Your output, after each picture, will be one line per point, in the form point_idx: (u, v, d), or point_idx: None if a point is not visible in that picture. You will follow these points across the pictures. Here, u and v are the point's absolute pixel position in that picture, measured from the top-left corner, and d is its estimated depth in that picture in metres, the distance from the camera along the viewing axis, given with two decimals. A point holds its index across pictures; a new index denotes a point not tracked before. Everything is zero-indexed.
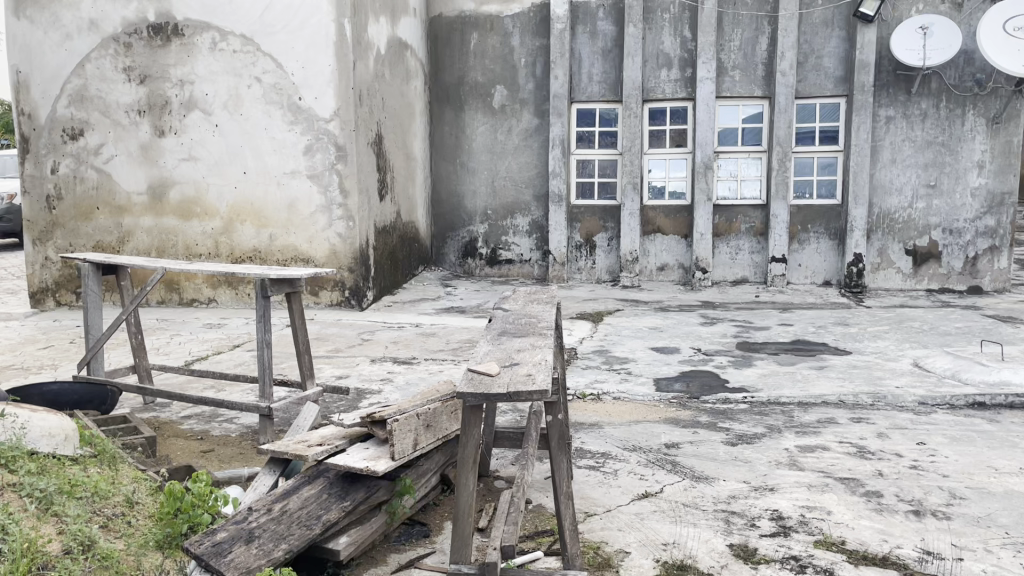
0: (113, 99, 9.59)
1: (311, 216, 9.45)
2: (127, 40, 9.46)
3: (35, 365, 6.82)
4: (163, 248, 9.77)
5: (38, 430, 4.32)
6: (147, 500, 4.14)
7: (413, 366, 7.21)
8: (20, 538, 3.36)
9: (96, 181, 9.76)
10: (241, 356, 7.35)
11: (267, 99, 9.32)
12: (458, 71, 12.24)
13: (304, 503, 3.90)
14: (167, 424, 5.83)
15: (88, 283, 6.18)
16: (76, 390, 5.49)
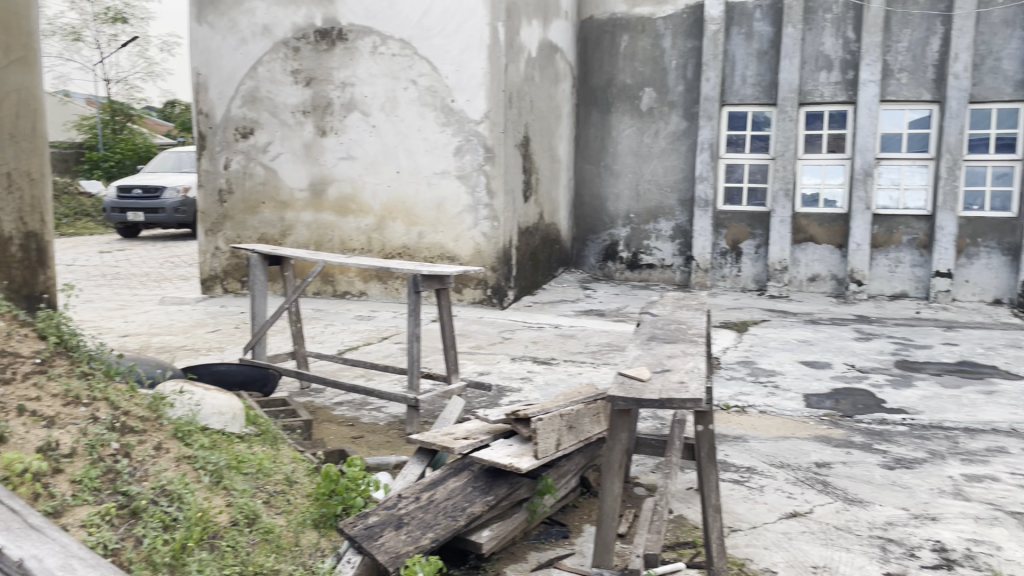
0: (281, 100, 10.16)
1: (458, 215, 9.69)
2: (296, 44, 10.02)
3: (204, 347, 7.34)
4: (320, 241, 10.28)
5: (210, 408, 4.64)
6: (306, 480, 4.38)
7: (553, 366, 7.26)
8: (195, 506, 3.62)
9: (264, 177, 10.37)
10: (389, 348, 7.63)
11: (422, 101, 9.63)
12: (607, 73, 12.20)
13: (450, 494, 4.02)
14: (321, 409, 6.14)
15: (255, 272, 6.59)
16: (242, 371, 5.87)
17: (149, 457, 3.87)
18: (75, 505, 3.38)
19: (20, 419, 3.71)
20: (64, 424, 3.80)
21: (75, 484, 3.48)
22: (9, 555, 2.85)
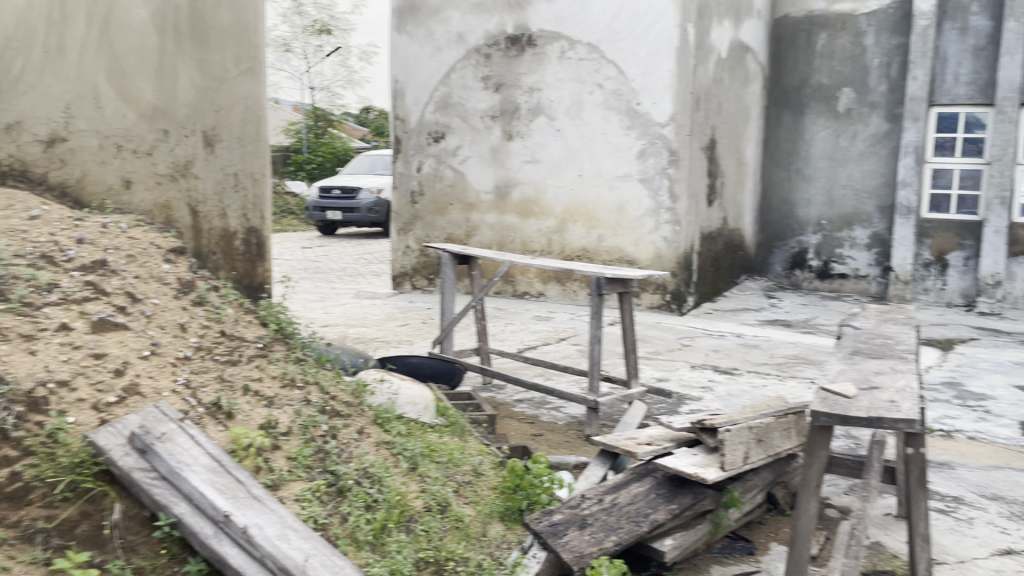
0: (472, 106, 10.52)
1: (640, 219, 9.63)
2: (487, 51, 10.34)
3: (395, 339, 7.75)
4: (503, 243, 10.55)
5: (405, 397, 4.91)
6: (492, 472, 4.52)
7: (736, 376, 7.04)
8: (394, 490, 3.84)
9: (452, 180, 10.78)
10: (568, 349, 7.71)
11: (607, 104, 9.66)
12: (801, 73, 11.69)
13: (634, 499, 4.00)
14: (502, 405, 6.31)
15: (445, 270, 6.87)
16: (430, 364, 6.15)
17: (352, 440, 4.15)
18: (291, 480, 3.67)
19: (246, 397, 4.08)
20: (281, 405, 4.14)
21: (290, 461, 3.79)
22: (236, 521, 3.14)
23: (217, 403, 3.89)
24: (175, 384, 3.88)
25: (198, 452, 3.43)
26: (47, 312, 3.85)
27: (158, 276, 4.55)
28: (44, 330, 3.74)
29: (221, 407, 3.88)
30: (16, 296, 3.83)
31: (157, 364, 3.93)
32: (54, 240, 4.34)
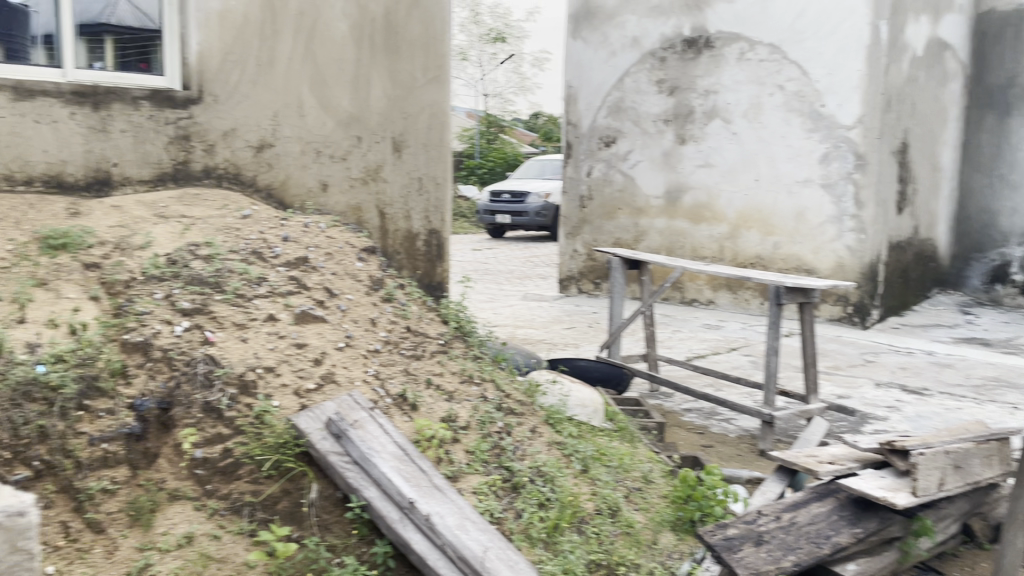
0: (645, 109, 10.42)
1: (821, 226, 9.22)
2: (663, 54, 10.21)
3: (562, 342, 7.82)
4: (672, 248, 10.39)
5: (576, 400, 4.94)
6: (662, 481, 4.47)
7: (926, 397, 6.56)
8: (566, 490, 3.89)
9: (622, 184, 10.71)
10: (740, 359, 7.48)
11: (788, 107, 9.32)
12: (1009, 70, 10.74)
13: (814, 519, 3.83)
14: (670, 413, 6.21)
15: (615, 275, 6.86)
16: (598, 368, 6.15)
17: (526, 438, 4.25)
18: (469, 473, 3.80)
19: (428, 390, 4.28)
20: (460, 400, 4.32)
21: (469, 454, 3.92)
22: (420, 508, 3.30)
23: (403, 395, 4.10)
24: (366, 374, 4.13)
25: (386, 440, 3.63)
26: (257, 303, 4.20)
27: (352, 273, 4.86)
28: (254, 320, 4.09)
29: (406, 399, 4.10)
30: (232, 287, 4.22)
31: (350, 355, 4.20)
32: (263, 237, 4.74)
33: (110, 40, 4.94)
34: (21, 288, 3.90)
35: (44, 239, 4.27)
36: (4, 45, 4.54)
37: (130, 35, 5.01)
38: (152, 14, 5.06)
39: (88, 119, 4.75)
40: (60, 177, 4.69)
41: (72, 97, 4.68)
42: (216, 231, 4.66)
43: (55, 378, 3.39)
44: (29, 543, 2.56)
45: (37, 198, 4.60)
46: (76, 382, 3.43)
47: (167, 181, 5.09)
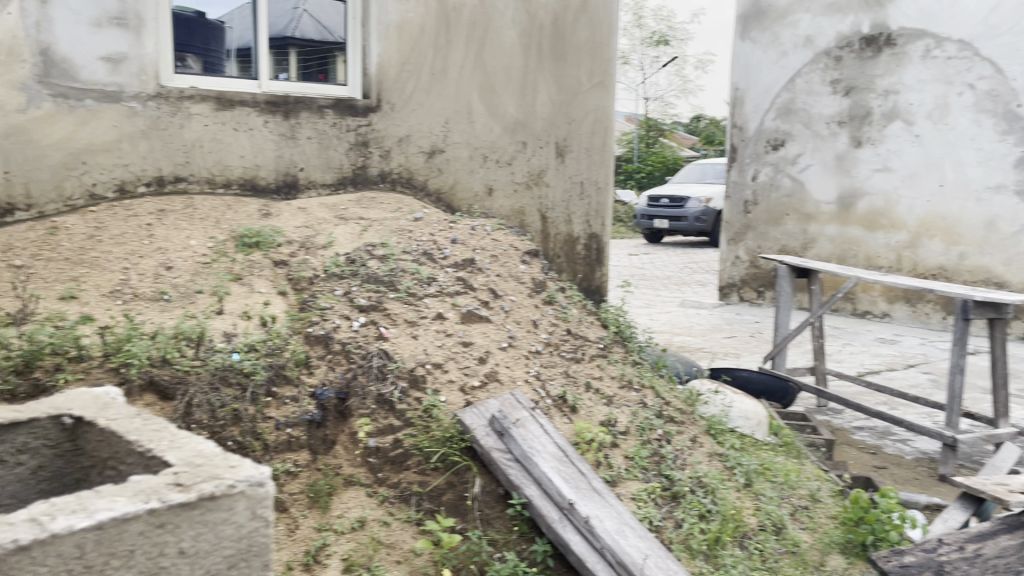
0: (817, 111, 9.94)
1: (1013, 237, 8.66)
2: (838, 53, 9.72)
3: (722, 351, 7.63)
4: (844, 257, 9.90)
5: (738, 411, 4.80)
6: (830, 501, 4.26)
7: None
8: (728, 504, 3.80)
9: (790, 189, 10.26)
10: (917, 377, 7.00)
11: (979, 107, 8.73)
12: None
13: (1004, 552, 3.51)
14: (838, 430, 5.91)
15: (781, 284, 6.61)
16: (761, 381, 5.94)
17: (687, 447, 4.19)
18: (628, 478, 3.79)
19: (589, 394, 4.31)
20: (620, 404, 4.32)
21: (628, 460, 3.91)
22: (579, 510, 3.34)
23: (563, 397, 4.14)
24: (528, 374, 4.20)
25: (547, 440, 3.69)
26: (427, 302, 4.38)
27: (516, 275, 4.97)
28: (424, 318, 4.27)
29: (566, 401, 4.14)
30: (404, 286, 4.42)
31: (513, 355, 4.29)
32: (433, 239, 4.94)
33: (293, 53, 5.30)
34: (220, 282, 4.27)
35: (239, 238, 4.66)
36: (204, 59, 4.98)
37: (311, 48, 5.36)
38: (332, 28, 5.40)
39: (280, 127, 5.11)
40: (253, 181, 5.08)
41: (266, 106, 5.05)
42: (391, 232, 4.93)
43: (248, 365, 3.66)
44: (267, 510, 2.24)
45: (234, 199, 5.01)
46: (266, 370, 3.71)
47: (347, 185, 5.42)
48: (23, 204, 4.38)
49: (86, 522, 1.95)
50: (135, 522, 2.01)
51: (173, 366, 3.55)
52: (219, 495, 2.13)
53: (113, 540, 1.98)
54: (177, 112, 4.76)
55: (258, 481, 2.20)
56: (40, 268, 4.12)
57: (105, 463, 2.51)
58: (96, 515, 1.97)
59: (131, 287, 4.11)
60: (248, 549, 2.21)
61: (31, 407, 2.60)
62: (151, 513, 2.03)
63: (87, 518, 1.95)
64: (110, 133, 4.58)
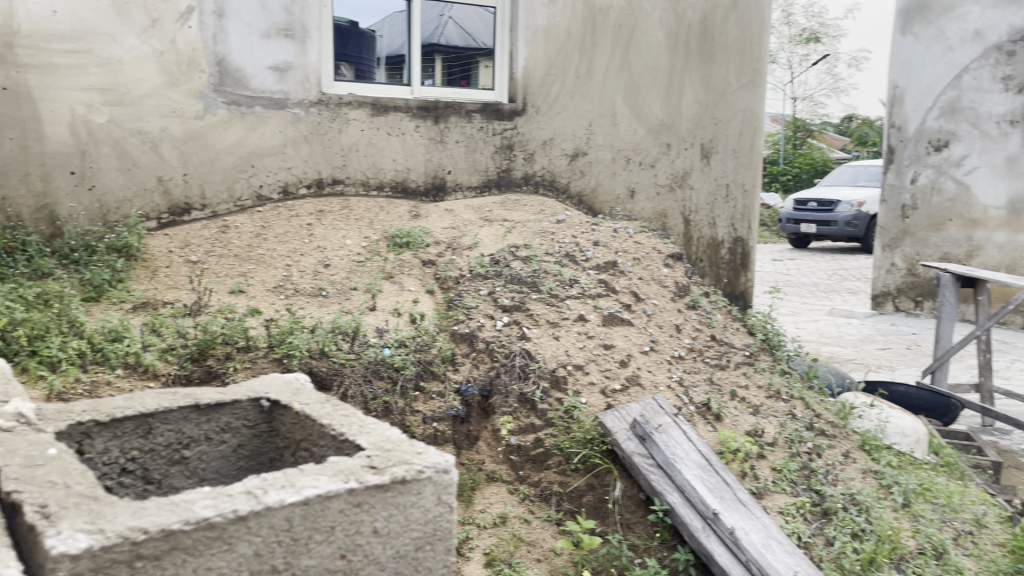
0: (986, 109, 9.27)
1: None
2: (1012, 47, 9.04)
3: (874, 363, 7.24)
4: (1015, 266, 9.27)
5: (895, 427, 4.53)
6: (998, 527, 3.95)
7: None
8: (883, 523, 3.60)
9: (954, 193, 9.60)
10: None
11: None
12: None
13: None
14: (1007, 452, 5.48)
15: (944, 294, 6.20)
16: (920, 396, 5.58)
17: (838, 462, 4.01)
18: (775, 491, 3.66)
19: (734, 402, 4.20)
20: (767, 414, 4.19)
21: (775, 472, 3.78)
22: (724, 521, 3.26)
23: (708, 404, 4.05)
24: (670, 380, 4.14)
25: (690, 447, 3.61)
26: (569, 304, 4.39)
27: (659, 278, 4.90)
28: (566, 319, 4.28)
29: (711, 408, 4.05)
30: (547, 287, 4.45)
31: (656, 359, 4.23)
32: (576, 241, 4.96)
33: (439, 59, 5.40)
34: (372, 280, 4.46)
35: (391, 238, 4.85)
36: (356, 67, 5.19)
37: (455, 54, 5.45)
38: (476, 34, 5.51)
39: (430, 131, 5.27)
40: (404, 183, 5.28)
41: (418, 111, 5.23)
42: (534, 234, 4.98)
43: (398, 360, 3.81)
44: (452, 497, 2.12)
45: (386, 201, 5.21)
46: (415, 365, 3.85)
47: (492, 188, 5.53)
48: (199, 204, 4.74)
49: (294, 497, 1.86)
50: (336, 501, 1.91)
51: (330, 359, 3.74)
52: (409, 479, 2.02)
53: (316, 517, 1.89)
54: (336, 118, 5.01)
55: (446, 469, 2.09)
56: (213, 263, 4.44)
57: (298, 445, 2.46)
58: (303, 490, 1.88)
59: (293, 283, 4.36)
60: (432, 534, 2.10)
61: (230, 391, 2.57)
62: (352, 493, 1.93)
63: (295, 493, 1.87)
64: (276, 138, 4.88)
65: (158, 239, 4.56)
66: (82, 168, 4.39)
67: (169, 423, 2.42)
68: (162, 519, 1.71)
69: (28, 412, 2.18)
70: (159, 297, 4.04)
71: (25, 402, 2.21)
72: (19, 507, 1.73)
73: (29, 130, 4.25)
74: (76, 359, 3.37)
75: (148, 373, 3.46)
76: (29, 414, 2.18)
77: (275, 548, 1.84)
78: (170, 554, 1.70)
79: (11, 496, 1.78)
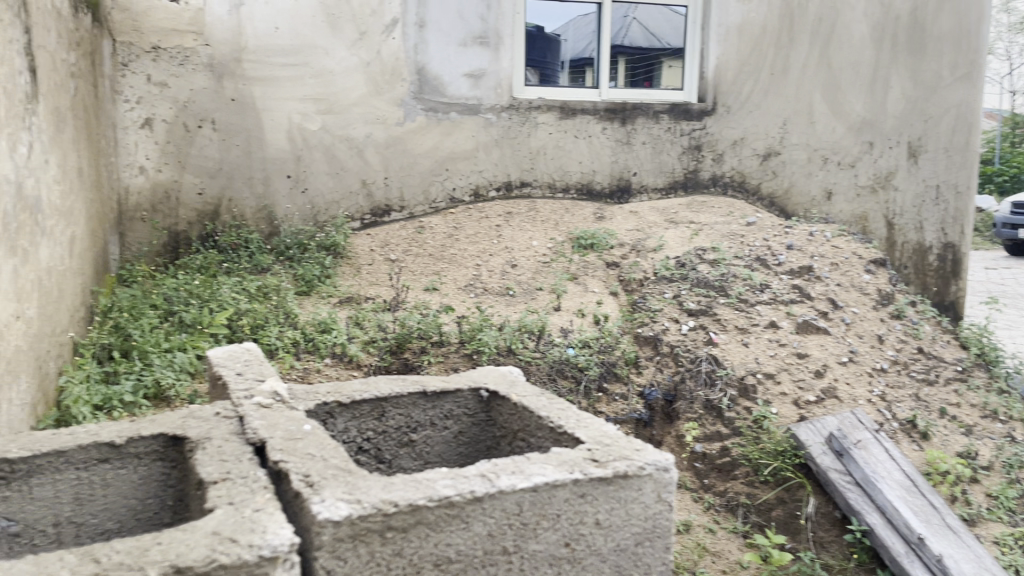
0: None
1: None
2: None
3: None
4: None
5: None
6: None
7: None
8: None
9: None
10: None
11: None
12: None
13: None
14: None
15: None
16: None
17: None
18: (990, 519, 3.36)
19: (943, 421, 3.90)
20: (981, 436, 3.87)
21: (991, 499, 3.48)
22: (930, 546, 3.03)
23: (913, 421, 3.79)
24: (872, 394, 3.89)
25: (893, 466, 3.38)
26: (759, 309, 4.23)
27: (859, 285, 4.60)
28: (756, 326, 4.12)
29: (916, 426, 3.78)
30: (736, 292, 4.31)
31: (855, 371, 3.99)
32: (768, 244, 4.77)
33: (622, 61, 5.43)
34: (558, 280, 4.53)
35: (576, 240, 4.89)
36: (541, 71, 5.29)
37: (640, 55, 5.46)
38: (660, 34, 5.48)
39: (616, 134, 5.28)
40: (589, 186, 5.33)
41: (605, 113, 5.26)
42: (723, 237, 4.86)
43: (582, 360, 3.84)
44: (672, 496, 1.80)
45: (572, 203, 5.28)
46: (599, 366, 3.86)
47: (678, 189, 5.45)
48: (398, 205, 5.02)
49: (525, 483, 1.62)
50: (562, 491, 1.66)
51: (517, 356, 3.83)
52: (631, 475, 1.72)
53: (543, 505, 1.64)
54: (526, 122, 5.15)
55: (666, 467, 1.77)
56: (410, 261, 4.68)
57: (516, 436, 2.15)
58: (531, 476, 1.64)
59: (482, 282, 4.51)
60: (650, 531, 1.78)
61: (450, 378, 2.29)
62: (575, 484, 1.67)
63: (524, 477, 1.63)
64: (469, 143, 5.07)
65: (362, 238, 4.86)
66: (297, 172, 4.76)
67: (400, 407, 2.17)
68: (406, 494, 1.53)
69: (283, 390, 1.99)
70: (361, 293, 4.30)
71: (280, 380, 2.03)
72: (285, 475, 1.59)
73: (254, 138, 4.66)
74: (291, 348, 3.66)
75: (352, 363, 3.70)
76: (285, 393, 1.98)
77: (507, 530, 1.61)
78: (417, 527, 1.52)
79: (275, 465, 1.63)
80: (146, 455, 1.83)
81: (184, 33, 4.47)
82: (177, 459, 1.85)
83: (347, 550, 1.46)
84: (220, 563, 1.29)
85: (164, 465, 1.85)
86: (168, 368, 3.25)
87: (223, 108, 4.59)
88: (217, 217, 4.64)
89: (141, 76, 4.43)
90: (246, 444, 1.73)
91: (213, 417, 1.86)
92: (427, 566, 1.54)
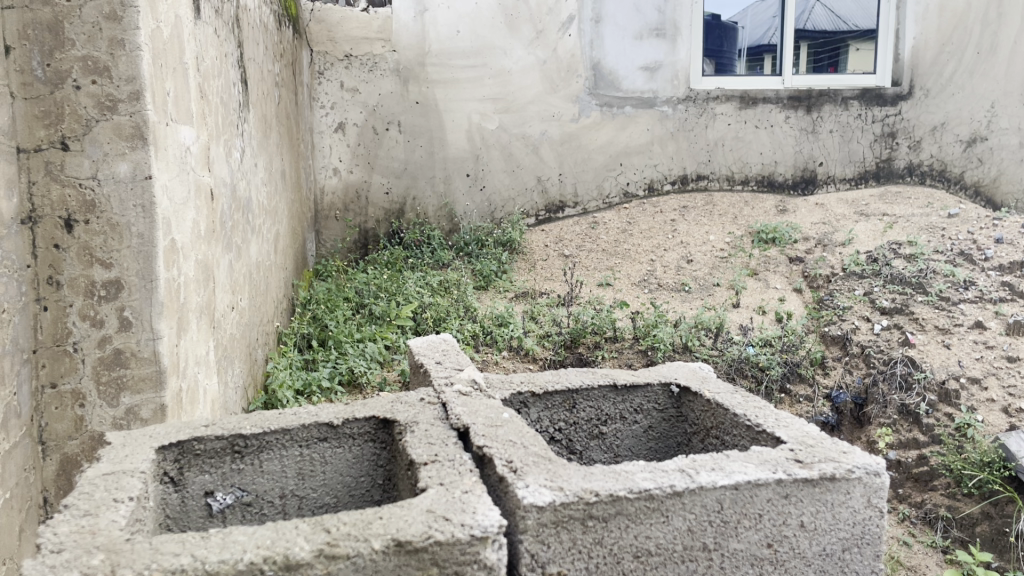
0: None
1: None
2: None
3: None
4: None
5: None
6: None
7: None
8: None
9: None
10: None
11: None
12: None
13: None
14: None
15: None
16: None
17: None
18: None
19: None
20: None
21: None
22: None
23: None
24: None
25: None
26: (963, 308, 3.85)
27: None
28: (960, 325, 3.76)
29: None
30: (935, 289, 3.98)
31: None
32: (973, 237, 4.37)
33: (805, 47, 5.19)
34: (737, 276, 4.39)
35: (756, 234, 4.73)
36: (717, 61, 5.17)
37: (824, 40, 5.21)
38: (846, 16, 5.22)
39: (801, 122, 5.05)
40: (771, 178, 5.13)
41: (789, 101, 5.04)
42: (921, 230, 4.52)
43: (763, 359, 3.71)
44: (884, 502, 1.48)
45: (751, 195, 5.10)
46: (781, 366, 3.71)
47: (870, 180, 5.16)
48: (572, 201, 5.08)
49: (726, 479, 1.36)
50: (765, 490, 1.38)
51: (693, 353, 3.75)
52: (840, 478, 1.43)
53: (744, 503, 1.38)
54: (703, 113, 5.03)
55: (879, 470, 1.46)
56: (584, 257, 4.68)
57: (708, 434, 1.91)
58: (731, 473, 1.38)
59: (656, 277, 4.45)
60: (859, 538, 1.46)
61: (640, 372, 2.07)
62: (779, 484, 1.39)
63: (724, 474, 1.37)
64: (643, 137, 5.03)
65: (537, 234, 4.94)
66: (475, 170, 4.91)
67: (591, 400, 1.96)
68: (604, 483, 1.31)
69: (481, 379, 1.84)
70: (536, 288, 4.36)
71: (478, 368, 1.88)
72: (489, 459, 1.42)
73: (435, 138, 4.86)
74: (471, 340, 3.75)
75: (528, 356, 3.72)
76: (483, 381, 1.83)
77: (707, 526, 1.36)
78: (616, 518, 1.30)
79: (479, 449, 1.46)
80: (359, 435, 1.64)
81: (373, 40, 4.72)
82: (389, 441, 1.65)
83: (551, 535, 1.26)
84: (436, 539, 1.12)
85: (378, 445, 1.66)
86: (360, 357, 3.46)
87: (408, 111, 4.81)
88: (401, 215, 4.87)
89: (335, 83, 4.73)
90: (449, 429, 1.57)
91: (418, 403, 1.70)
92: (626, 558, 1.32)
